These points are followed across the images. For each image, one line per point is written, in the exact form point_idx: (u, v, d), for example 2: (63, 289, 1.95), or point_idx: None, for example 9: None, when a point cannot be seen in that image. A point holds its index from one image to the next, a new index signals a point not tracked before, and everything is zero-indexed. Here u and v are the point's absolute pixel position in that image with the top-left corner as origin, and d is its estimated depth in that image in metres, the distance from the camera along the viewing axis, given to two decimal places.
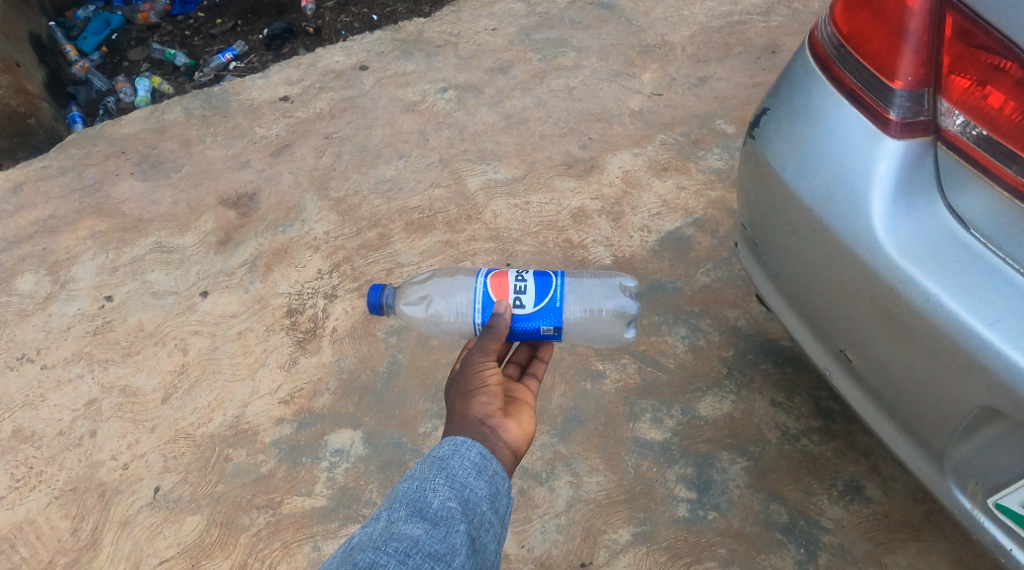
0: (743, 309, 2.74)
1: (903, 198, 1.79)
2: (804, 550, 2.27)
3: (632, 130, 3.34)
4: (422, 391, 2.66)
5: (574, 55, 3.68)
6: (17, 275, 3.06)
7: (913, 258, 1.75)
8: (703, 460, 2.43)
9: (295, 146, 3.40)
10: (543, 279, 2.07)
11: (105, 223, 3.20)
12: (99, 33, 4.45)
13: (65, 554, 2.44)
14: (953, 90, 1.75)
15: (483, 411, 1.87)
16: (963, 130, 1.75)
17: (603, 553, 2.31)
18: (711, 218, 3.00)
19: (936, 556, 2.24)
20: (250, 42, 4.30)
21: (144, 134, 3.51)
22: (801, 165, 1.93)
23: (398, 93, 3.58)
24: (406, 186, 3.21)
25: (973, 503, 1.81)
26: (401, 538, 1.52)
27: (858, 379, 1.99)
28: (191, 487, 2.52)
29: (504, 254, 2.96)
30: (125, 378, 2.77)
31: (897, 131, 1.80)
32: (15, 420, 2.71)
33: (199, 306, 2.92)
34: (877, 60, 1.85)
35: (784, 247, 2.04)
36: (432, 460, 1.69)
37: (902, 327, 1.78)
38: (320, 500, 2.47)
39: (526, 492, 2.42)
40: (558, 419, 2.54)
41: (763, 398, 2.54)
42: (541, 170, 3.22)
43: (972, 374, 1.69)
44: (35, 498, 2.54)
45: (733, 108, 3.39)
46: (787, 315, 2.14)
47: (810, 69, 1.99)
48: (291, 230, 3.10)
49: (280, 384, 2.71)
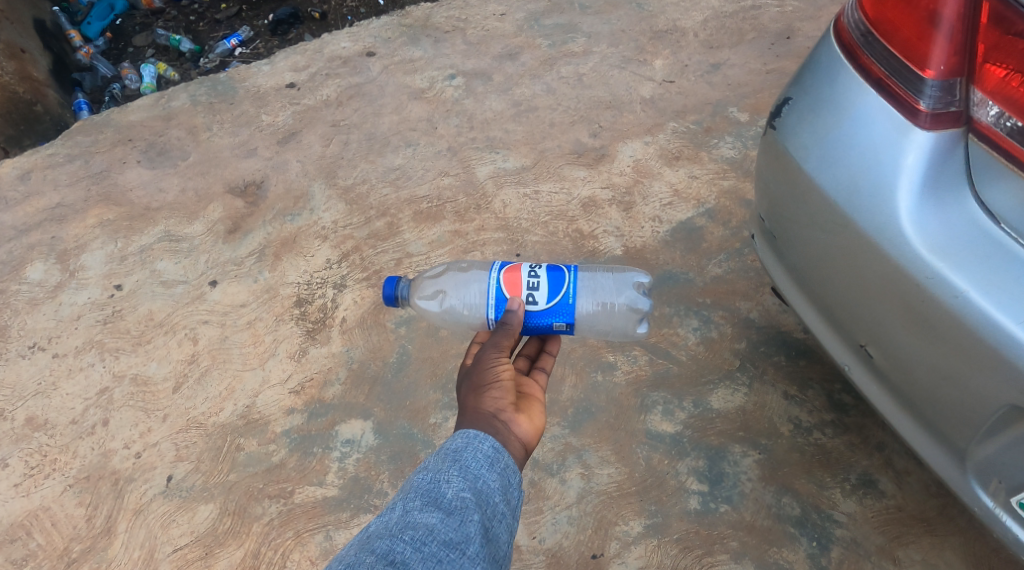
0: (755, 301, 2.71)
1: (931, 191, 1.76)
2: (816, 544, 2.27)
3: (643, 117, 3.30)
4: (432, 382, 2.65)
5: (583, 41, 3.63)
6: (27, 263, 3.06)
7: (940, 254, 1.72)
8: (715, 453, 2.43)
9: (302, 134, 3.37)
10: (557, 274, 2.05)
11: (113, 211, 3.19)
12: (103, 18, 4.39)
13: (79, 542, 2.45)
14: (986, 80, 1.71)
15: (495, 406, 1.86)
16: (997, 121, 1.71)
17: (615, 545, 2.31)
18: (724, 208, 2.97)
19: (950, 550, 2.24)
20: (256, 28, 4.26)
21: (151, 122, 3.49)
22: (825, 156, 1.89)
23: (405, 79, 3.54)
24: (414, 175, 3.19)
25: (995, 502, 1.80)
26: (416, 527, 1.52)
27: (877, 374, 1.96)
28: (203, 476, 2.53)
29: (514, 244, 2.94)
30: (136, 367, 2.77)
31: (927, 121, 1.77)
32: (28, 409, 2.72)
33: (208, 296, 2.91)
34: (906, 48, 1.81)
35: (805, 240, 2.01)
36: (446, 452, 1.68)
37: (927, 323, 1.76)
38: (332, 490, 2.48)
39: (537, 484, 2.42)
40: (568, 410, 2.53)
41: (776, 391, 2.52)
42: (551, 159, 3.19)
43: (1000, 372, 1.66)
44: (50, 486, 2.55)
45: (746, 95, 3.34)
46: (806, 309, 2.11)
47: (835, 57, 1.94)
48: (299, 220, 3.08)
49: (290, 374, 2.71)
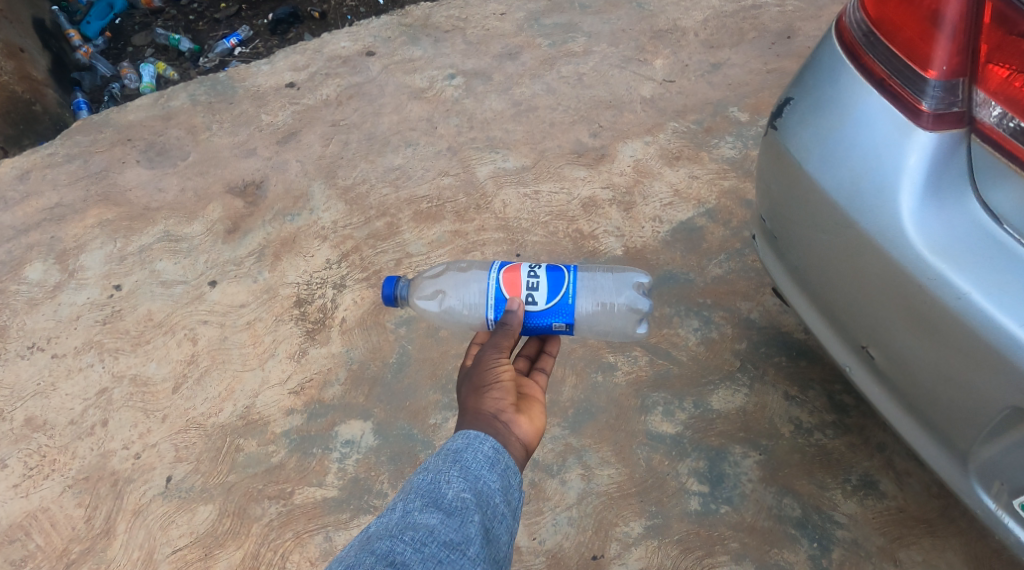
0: (756, 302, 2.71)
1: (934, 192, 1.75)
2: (817, 545, 2.26)
3: (644, 117, 3.29)
4: (432, 382, 2.64)
5: (584, 41, 3.63)
6: (26, 263, 3.05)
7: (942, 255, 1.72)
8: (715, 453, 2.42)
9: (302, 134, 3.37)
10: (556, 274, 2.04)
11: (112, 211, 3.18)
12: (102, 18, 4.39)
13: (79, 543, 2.45)
14: (989, 80, 1.71)
15: (496, 407, 1.86)
16: (999, 121, 1.70)
17: (615, 546, 2.30)
18: (724, 208, 2.96)
19: (951, 551, 2.23)
20: (255, 27, 4.26)
21: (150, 122, 3.48)
22: (827, 156, 1.89)
23: (405, 79, 3.53)
24: (414, 175, 3.18)
25: (997, 504, 1.79)
26: (417, 528, 1.51)
27: (879, 376, 1.96)
28: (203, 477, 2.53)
29: (514, 245, 2.93)
30: (136, 367, 2.76)
31: (929, 122, 1.76)
32: (27, 409, 2.71)
33: (208, 296, 2.91)
34: (909, 48, 1.81)
35: (806, 241, 2.00)
36: (447, 452, 1.67)
37: (929, 324, 1.75)
38: (331, 491, 2.47)
39: (537, 485, 2.41)
40: (568, 411, 2.52)
41: (777, 392, 2.52)
42: (551, 159, 3.18)
43: (1002, 373, 1.66)
44: (49, 487, 2.55)
45: (747, 95, 3.33)
46: (807, 310, 2.10)
47: (837, 57, 1.94)
48: (299, 219, 3.08)
49: (290, 374, 2.70)
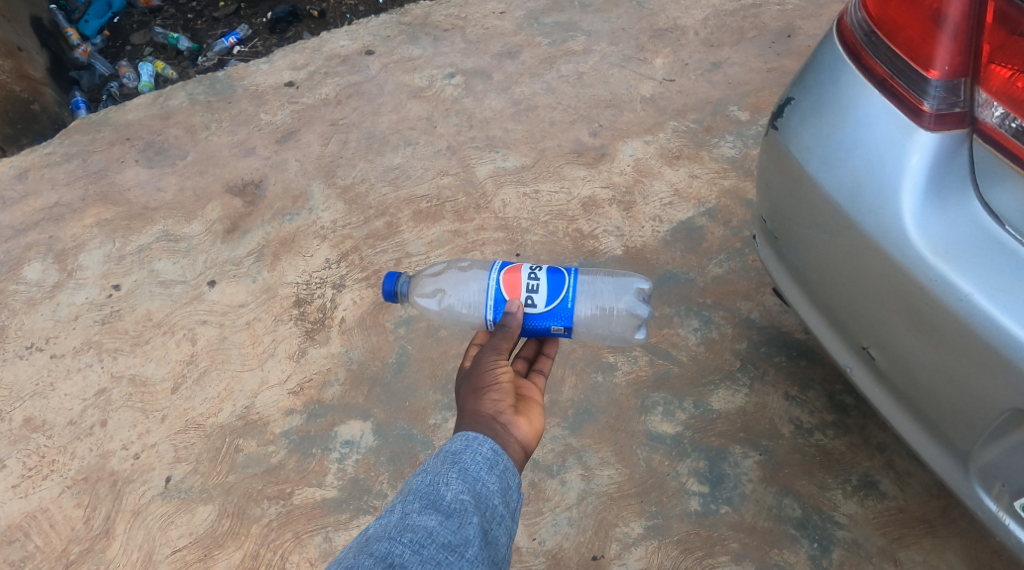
0: (756, 301, 2.70)
1: (935, 192, 1.74)
2: (817, 545, 2.26)
3: (644, 116, 3.28)
4: (431, 383, 2.64)
5: (584, 39, 3.62)
6: (25, 263, 3.05)
7: (944, 256, 1.71)
8: (715, 454, 2.42)
9: (301, 133, 3.36)
10: (557, 276, 2.03)
11: (111, 211, 3.17)
12: (100, 16, 4.38)
13: (78, 544, 2.44)
14: (992, 80, 1.70)
15: (495, 408, 1.85)
16: (1002, 122, 1.69)
17: (615, 546, 2.30)
18: (724, 207, 2.96)
19: (951, 551, 2.23)
20: (254, 25, 4.25)
21: (149, 120, 3.47)
22: (828, 157, 1.88)
23: (404, 78, 3.52)
24: (413, 174, 3.17)
25: (998, 505, 1.79)
26: (415, 530, 1.51)
27: (880, 377, 1.95)
28: (202, 477, 2.52)
29: (514, 244, 2.93)
30: (135, 367, 2.76)
31: (931, 122, 1.75)
32: (26, 409, 2.70)
33: (207, 295, 2.90)
34: (911, 48, 1.80)
35: (807, 242, 1.99)
36: (445, 454, 1.67)
37: (931, 325, 1.74)
38: (331, 491, 2.47)
39: (537, 485, 2.41)
40: (568, 411, 2.52)
41: (777, 392, 2.51)
42: (551, 158, 3.18)
43: (1003, 375, 1.65)
44: (48, 487, 2.54)
45: (746, 94, 3.32)
46: (808, 311, 2.10)
47: (838, 57, 1.93)
48: (298, 219, 3.07)
49: (289, 375, 2.69)
